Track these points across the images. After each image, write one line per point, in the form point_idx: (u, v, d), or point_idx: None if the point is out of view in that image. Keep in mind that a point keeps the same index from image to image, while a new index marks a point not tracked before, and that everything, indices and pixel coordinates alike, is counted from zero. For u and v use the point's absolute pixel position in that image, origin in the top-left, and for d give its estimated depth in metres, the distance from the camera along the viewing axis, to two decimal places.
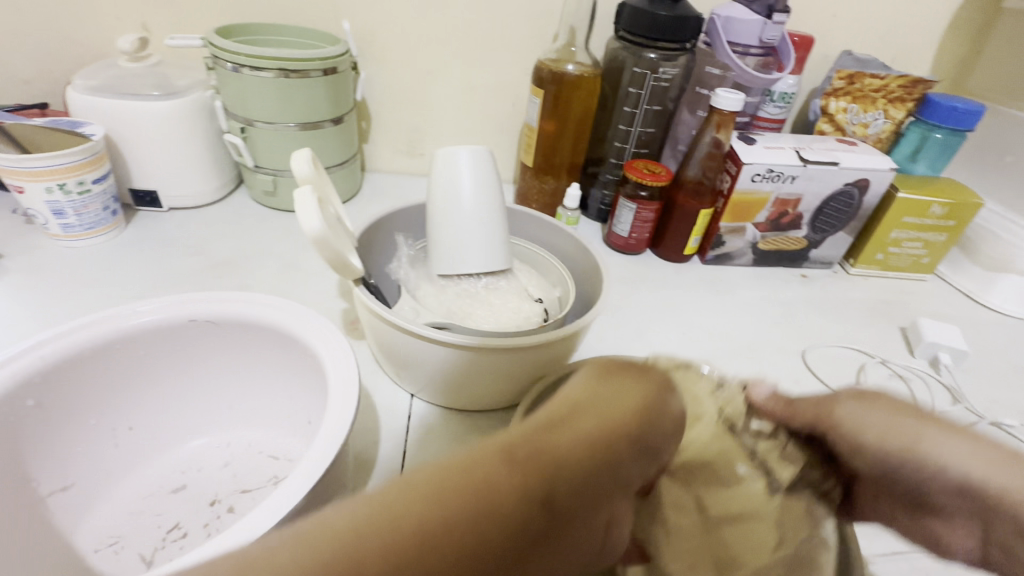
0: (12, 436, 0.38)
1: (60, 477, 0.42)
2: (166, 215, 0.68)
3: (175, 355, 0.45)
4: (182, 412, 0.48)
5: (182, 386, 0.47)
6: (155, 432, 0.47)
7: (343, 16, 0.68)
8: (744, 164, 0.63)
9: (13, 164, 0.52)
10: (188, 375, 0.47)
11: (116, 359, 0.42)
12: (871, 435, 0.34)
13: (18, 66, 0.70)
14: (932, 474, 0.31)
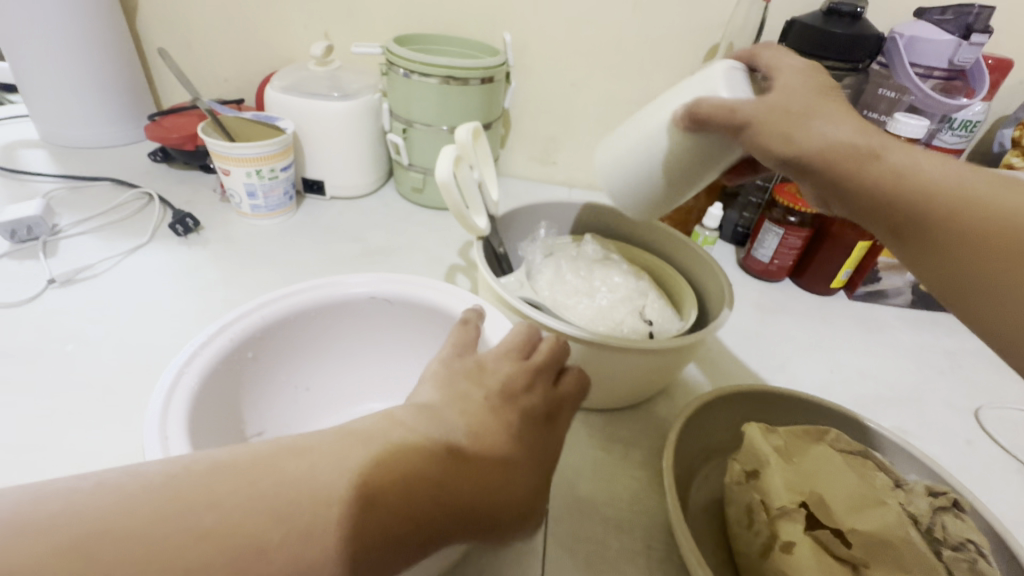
0: (234, 380, 0.42)
1: (259, 424, 0.45)
2: (328, 203, 0.76)
3: (350, 325, 0.49)
4: (342, 378, 0.51)
5: (349, 351, 0.51)
6: (323, 396, 0.50)
7: (501, 27, 0.72)
8: None
9: (226, 151, 0.60)
10: (350, 344, 0.50)
11: (314, 321, 0.47)
12: (877, 176, 0.29)
13: (225, 67, 0.82)
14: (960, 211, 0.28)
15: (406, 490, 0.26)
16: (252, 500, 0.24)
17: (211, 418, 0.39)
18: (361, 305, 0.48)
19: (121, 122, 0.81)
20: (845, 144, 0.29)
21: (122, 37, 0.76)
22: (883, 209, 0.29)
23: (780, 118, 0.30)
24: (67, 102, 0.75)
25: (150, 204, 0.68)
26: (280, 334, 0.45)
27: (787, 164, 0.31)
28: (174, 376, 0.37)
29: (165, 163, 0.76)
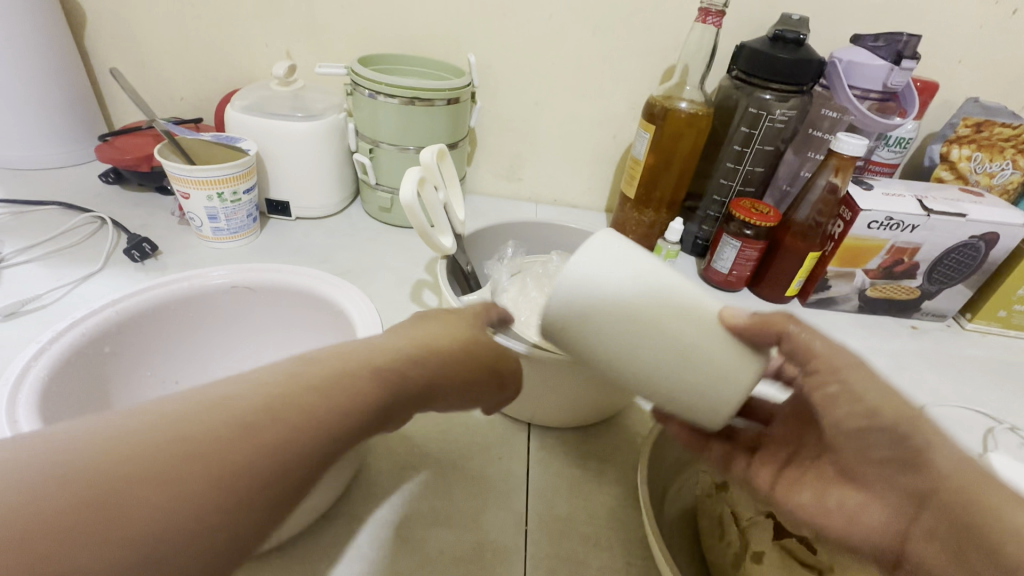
0: (93, 371, 0.42)
1: (128, 409, 0.45)
2: (293, 223, 0.75)
3: (234, 314, 0.50)
4: (237, 364, 0.51)
5: (241, 341, 0.51)
6: (212, 383, 0.50)
7: (465, 49, 0.73)
8: (863, 209, 0.61)
9: (186, 174, 0.59)
10: (243, 332, 0.51)
11: (169, 315, 0.46)
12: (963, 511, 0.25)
13: (179, 86, 0.80)
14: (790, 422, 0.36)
15: (374, 390, 0.27)
16: (249, 414, 0.23)
17: (74, 402, 0.39)
18: (206, 297, 0.47)
19: (68, 142, 0.77)
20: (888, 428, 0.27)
21: (70, 54, 0.73)
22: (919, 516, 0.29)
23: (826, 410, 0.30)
24: (7, 122, 0.72)
25: (102, 229, 0.65)
26: (145, 322, 0.45)
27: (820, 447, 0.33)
28: (31, 355, 0.37)
29: (117, 184, 0.73)
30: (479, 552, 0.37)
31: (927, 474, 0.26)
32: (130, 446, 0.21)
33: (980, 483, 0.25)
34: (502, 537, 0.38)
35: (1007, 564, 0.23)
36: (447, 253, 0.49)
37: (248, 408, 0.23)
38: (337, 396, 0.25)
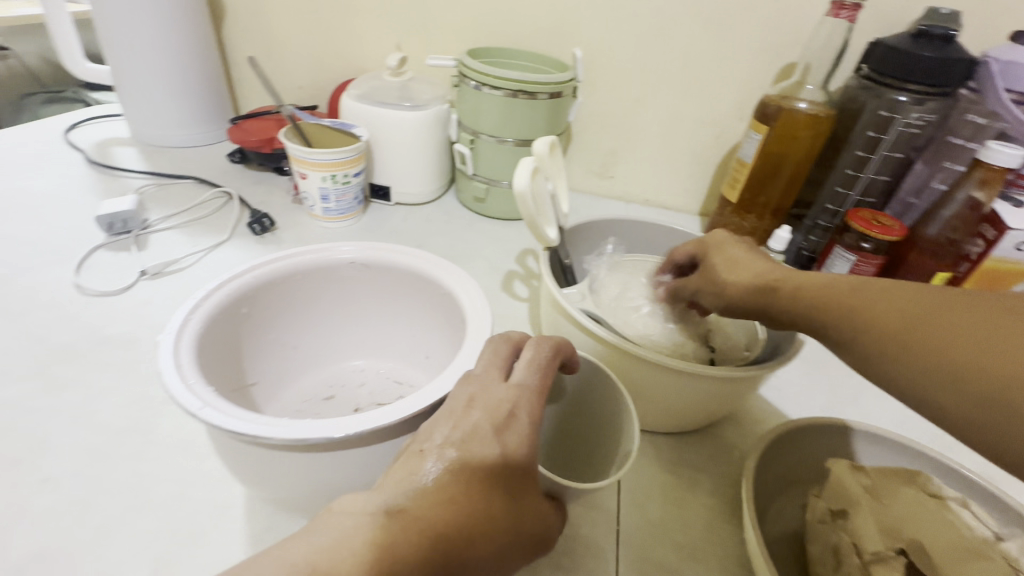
0: (232, 336, 0.40)
1: (255, 370, 0.44)
2: (392, 208, 0.78)
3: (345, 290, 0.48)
4: (337, 334, 0.50)
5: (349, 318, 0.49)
6: (323, 351, 0.49)
7: (570, 43, 0.73)
8: (1011, 229, 0.54)
9: (306, 156, 0.63)
10: (352, 309, 0.49)
11: (300, 289, 0.45)
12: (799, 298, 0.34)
13: (299, 75, 0.86)
14: (732, 290, 0.38)
15: (463, 504, 0.27)
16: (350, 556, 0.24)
17: (218, 367, 0.39)
18: (334, 275, 0.46)
19: (203, 124, 0.85)
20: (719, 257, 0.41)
21: (210, 44, 0.80)
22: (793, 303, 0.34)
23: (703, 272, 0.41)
24: (156, 104, 0.80)
25: (229, 203, 0.71)
26: (275, 293, 0.43)
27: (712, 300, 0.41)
28: (184, 318, 0.36)
29: (241, 164, 0.80)
30: (570, 545, 0.37)
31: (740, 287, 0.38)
32: None
33: (776, 273, 0.36)
34: (594, 534, 0.37)
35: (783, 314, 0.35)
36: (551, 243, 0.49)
37: None
38: (432, 507, 0.26)
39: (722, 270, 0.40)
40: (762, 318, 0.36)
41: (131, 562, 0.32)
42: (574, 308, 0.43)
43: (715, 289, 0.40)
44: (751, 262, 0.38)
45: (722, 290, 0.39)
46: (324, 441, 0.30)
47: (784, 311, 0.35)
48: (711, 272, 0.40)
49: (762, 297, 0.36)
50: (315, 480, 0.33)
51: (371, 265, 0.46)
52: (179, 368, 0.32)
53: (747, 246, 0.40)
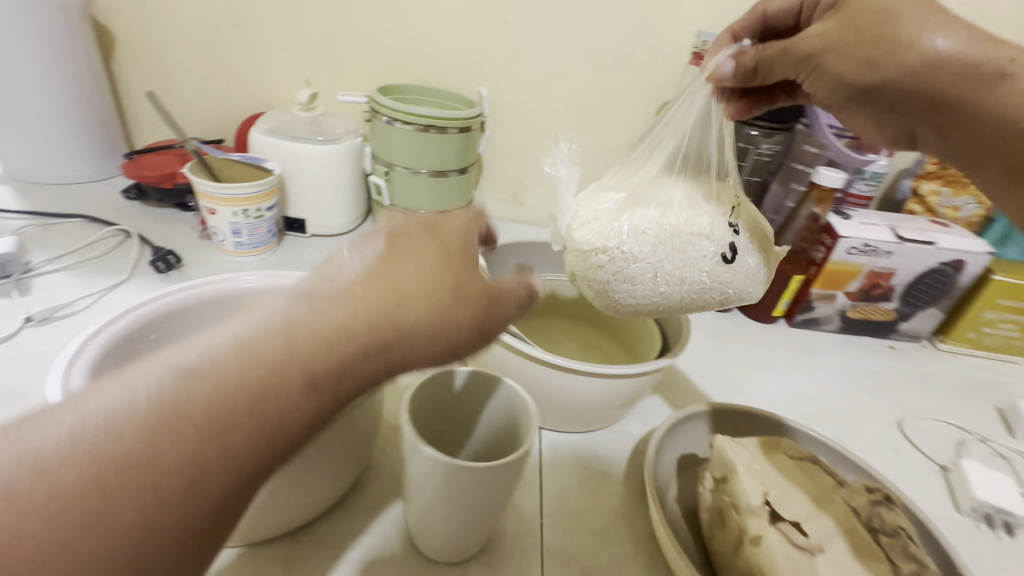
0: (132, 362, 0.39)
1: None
2: (308, 240, 0.78)
3: None
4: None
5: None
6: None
7: (475, 82, 0.79)
8: (841, 236, 0.67)
9: (214, 191, 0.62)
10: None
11: (211, 317, 0.44)
12: (990, 92, 0.34)
13: (202, 110, 0.84)
14: (894, 62, 0.36)
15: (380, 310, 0.25)
16: (241, 366, 0.22)
17: None
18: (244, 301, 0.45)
19: (92, 159, 0.80)
20: (875, 21, 0.36)
21: (101, 78, 0.77)
22: (961, 101, 0.35)
23: (855, 29, 0.37)
24: (36, 139, 0.75)
25: (126, 241, 0.68)
26: (189, 320, 0.42)
27: (842, 86, 0.39)
28: (82, 343, 0.35)
29: (138, 201, 0.76)
30: (499, 543, 0.39)
31: (924, 65, 0.35)
32: (108, 425, 0.20)
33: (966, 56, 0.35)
34: (520, 530, 0.40)
35: (961, 105, 0.35)
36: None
37: (124, 425, 0.20)
38: (343, 319, 0.24)
39: (872, 35, 0.36)
40: (922, 99, 0.36)
41: None
42: None
43: (853, 54, 0.37)
44: (927, 29, 0.35)
45: (874, 58, 0.37)
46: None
47: (975, 105, 0.35)
48: (857, 30, 0.37)
49: (925, 87, 0.36)
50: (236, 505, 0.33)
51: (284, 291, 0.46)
52: (66, 390, 0.31)
53: (923, 3, 0.36)
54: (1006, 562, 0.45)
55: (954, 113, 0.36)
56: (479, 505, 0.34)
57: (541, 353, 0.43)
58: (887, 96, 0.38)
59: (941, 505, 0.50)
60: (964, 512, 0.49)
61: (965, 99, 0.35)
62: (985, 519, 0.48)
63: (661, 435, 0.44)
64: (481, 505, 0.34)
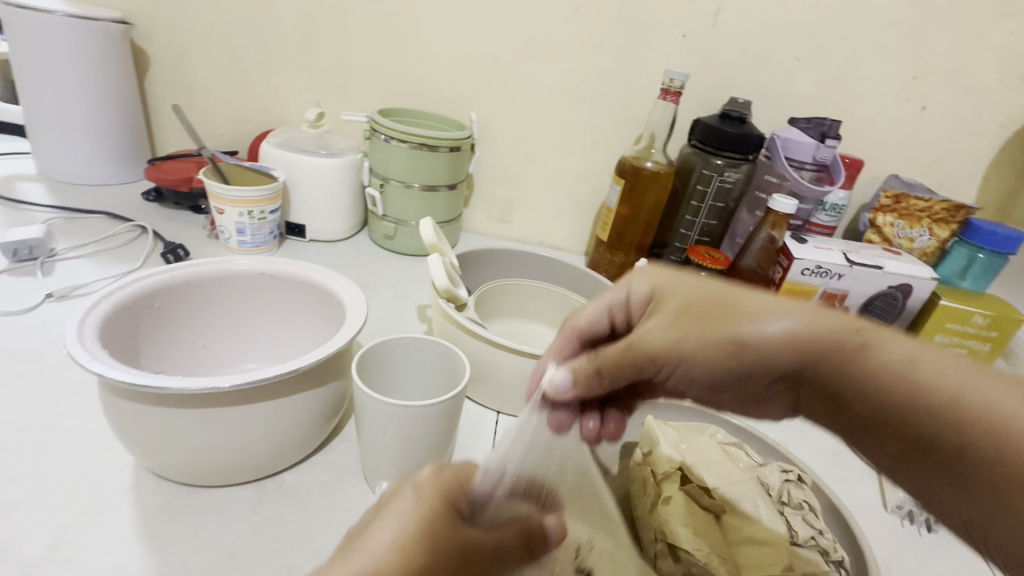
0: (136, 325, 0.43)
1: (157, 363, 0.46)
2: (306, 244, 0.85)
3: (254, 301, 0.51)
4: (235, 338, 0.52)
5: (246, 321, 0.52)
6: (222, 354, 0.52)
7: (468, 109, 0.87)
8: (796, 258, 0.72)
9: (225, 193, 0.70)
10: (249, 313, 0.52)
11: (206, 293, 0.48)
12: (875, 368, 0.29)
13: (221, 125, 0.93)
14: (765, 348, 0.31)
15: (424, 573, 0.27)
16: None
17: (121, 350, 0.42)
18: (237, 281, 0.49)
19: (118, 164, 0.88)
20: (709, 318, 0.33)
21: (134, 93, 0.86)
22: (844, 399, 0.31)
23: (686, 327, 0.34)
24: (70, 143, 0.83)
25: (142, 236, 0.75)
26: (189, 293, 0.47)
27: (697, 373, 0.34)
28: (97, 299, 0.40)
29: (156, 202, 0.84)
30: None
31: (784, 350, 0.31)
32: None
33: (822, 343, 0.30)
34: None
35: (847, 399, 0.30)
36: (465, 302, 0.56)
37: None
38: None
39: (714, 321, 0.33)
40: (803, 382, 0.32)
41: (36, 531, 0.35)
42: (459, 315, 0.52)
43: (711, 341, 0.33)
44: (761, 318, 0.32)
45: (741, 348, 0.32)
46: (213, 391, 0.34)
47: (856, 387, 0.30)
48: (693, 324, 0.34)
49: (787, 359, 0.31)
50: (214, 449, 0.37)
51: (273, 275, 0.50)
52: (79, 331, 0.36)
53: (743, 296, 0.33)
54: (924, 556, 0.48)
55: (847, 404, 0.31)
56: (434, 442, 0.40)
57: (498, 338, 0.49)
58: (778, 390, 0.33)
59: (871, 504, 0.53)
60: (891, 510, 0.52)
61: (847, 395, 0.30)
62: (909, 516, 0.51)
63: None
64: (436, 441, 0.40)
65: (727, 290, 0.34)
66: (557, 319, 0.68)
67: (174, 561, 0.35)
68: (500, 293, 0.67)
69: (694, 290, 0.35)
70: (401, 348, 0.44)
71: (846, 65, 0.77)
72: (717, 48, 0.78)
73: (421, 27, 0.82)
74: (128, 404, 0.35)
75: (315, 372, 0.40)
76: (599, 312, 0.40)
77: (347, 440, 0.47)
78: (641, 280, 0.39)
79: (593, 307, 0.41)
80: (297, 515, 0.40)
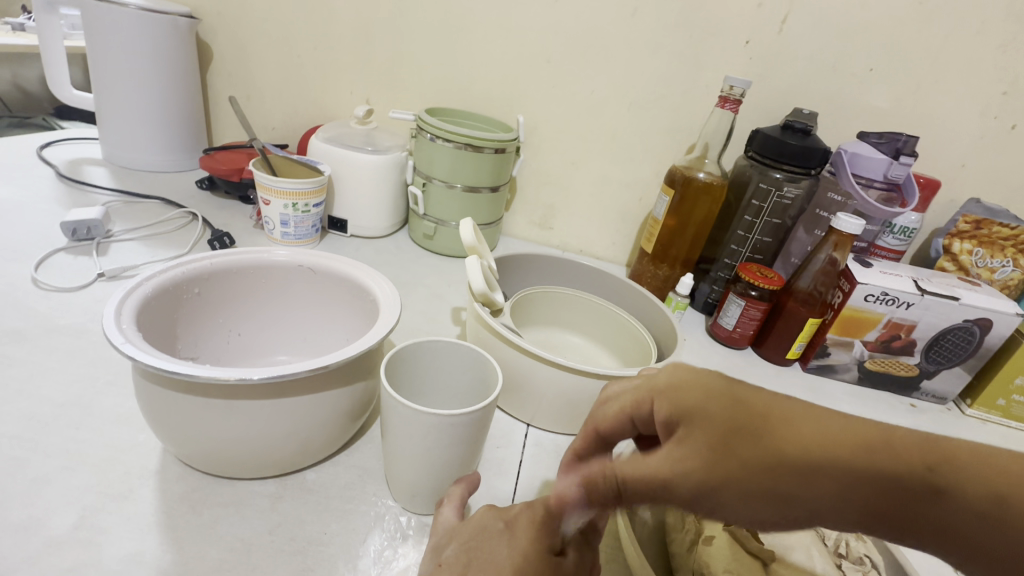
0: (175, 309, 0.44)
1: (193, 349, 0.46)
2: (347, 239, 0.86)
3: (290, 291, 0.51)
4: (270, 328, 0.52)
5: (281, 312, 0.52)
6: (256, 344, 0.52)
7: (516, 112, 0.86)
8: (860, 283, 0.66)
9: (272, 184, 0.71)
10: (283, 304, 0.51)
11: (243, 281, 0.48)
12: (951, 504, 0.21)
13: (274, 119, 0.96)
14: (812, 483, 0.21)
15: None
16: None
17: (157, 334, 0.42)
18: (273, 271, 0.49)
19: (177, 152, 0.92)
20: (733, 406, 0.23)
21: (196, 85, 0.89)
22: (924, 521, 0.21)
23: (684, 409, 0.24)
24: (135, 130, 0.87)
25: (192, 223, 0.77)
26: (227, 280, 0.47)
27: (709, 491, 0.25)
28: (137, 282, 0.40)
29: (208, 191, 0.87)
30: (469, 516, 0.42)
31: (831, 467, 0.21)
32: None
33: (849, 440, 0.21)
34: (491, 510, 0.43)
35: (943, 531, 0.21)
36: (500, 307, 0.54)
37: None
38: None
39: (771, 443, 0.22)
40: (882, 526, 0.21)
41: (62, 509, 0.35)
42: (495, 321, 0.50)
43: (749, 488, 0.22)
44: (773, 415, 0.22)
45: (794, 500, 0.21)
46: (242, 382, 0.33)
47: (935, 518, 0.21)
48: (730, 450, 0.22)
49: (845, 493, 0.21)
50: (236, 440, 0.36)
51: (310, 267, 0.50)
52: (118, 314, 0.36)
53: (729, 389, 0.24)
54: None
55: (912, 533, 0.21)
56: (457, 454, 0.38)
57: (533, 348, 0.47)
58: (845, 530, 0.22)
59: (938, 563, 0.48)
60: None
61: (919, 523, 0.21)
62: None
63: None
64: (459, 453, 0.38)
65: (698, 384, 0.25)
66: (595, 331, 0.66)
67: (190, 553, 0.34)
68: (538, 300, 0.65)
69: (721, 407, 0.23)
70: (428, 352, 0.42)
71: (927, 76, 0.71)
72: (783, 55, 0.74)
73: (474, 28, 0.81)
74: (157, 389, 0.35)
75: (343, 370, 0.39)
76: (617, 420, 0.28)
77: (371, 441, 0.46)
78: (661, 398, 0.25)
79: (612, 413, 0.28)
80: (315, 517, 0.38)
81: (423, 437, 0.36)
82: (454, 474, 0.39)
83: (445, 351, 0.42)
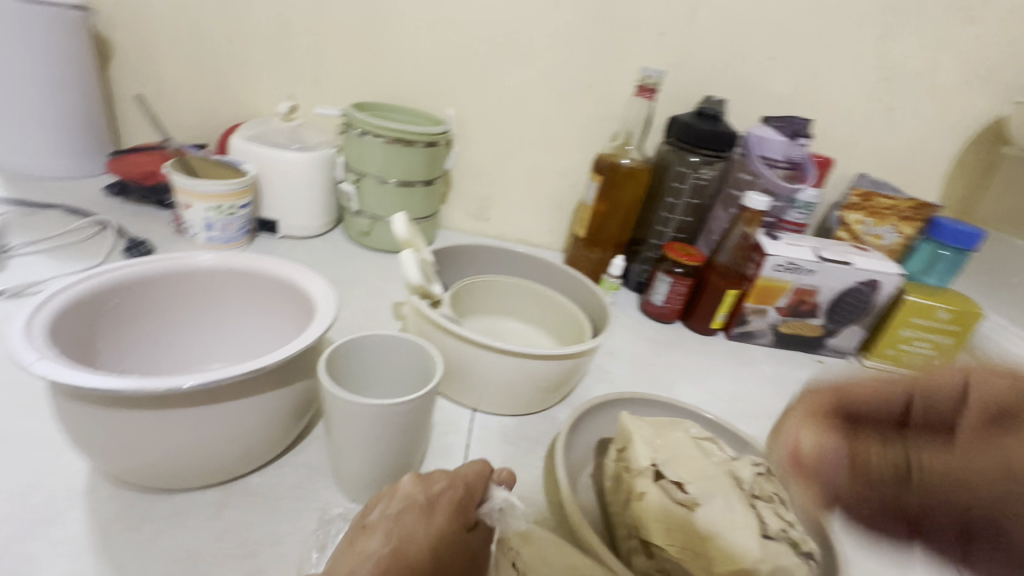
0: (92, 322, 0.42)
1: (116, 363, 0.44)
2: (278, 241, 0.83)
3: (220, 297, 0.49)
4: (201, 337, 0.50)
5: (213, 319, 0.50)
6: (186, 354, 0.50)
7: (445, 104, 0.86)
8: (769, 255, 0.72)
9: (192, 186, 0.68)
10: (214, 311, 0.50)
11: (169, 289, 0.47)
12: None
13: (189, 118, 0.91)
14: None
15: None
16: None
17: (74, 349, 0.40)
18: (200, 277, 0.47)
19: (81, 157, 0.85)
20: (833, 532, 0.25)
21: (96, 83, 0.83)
22: None
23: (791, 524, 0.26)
24: (28, 135, 0.80)
25: (104, 232, 0.72)
26: (152, 289, 0.45)
27: None
28: (49, 295, 0.38)
29: (120, 197, 0.81)
30: None
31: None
32: None
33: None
34: None
35: None
36: (439, 298, 0.55)
37: None
38: None
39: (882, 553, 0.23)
40: None
41: None
42: (434, 311, 0.51)
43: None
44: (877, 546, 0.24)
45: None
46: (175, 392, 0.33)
47: None
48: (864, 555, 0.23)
49: None
50: (171, 450, 0.36)
51: (240, 272, 0.49)
52: (27, 331, 0.34)
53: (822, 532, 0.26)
54: None
55: None
56: (403, 442, 0.39)
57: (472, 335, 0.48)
58: None
59: None
60: None
61: None
62: None
63: (581, 411, 0.48)
64: (405, 441, 0.39)
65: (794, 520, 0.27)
66: (534, 315, 0.68)
67: (132, 570, 0.33)
68: (477, 290, 0.66)
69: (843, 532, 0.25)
70: (370, 346, 0.42)
71: (819, 65, 0.79)
72: (693, 47, 0.79)
73: (398, 20, 0.81)
74: (79, 405, 0.33)
75: (282, 371, 0.39)
76: None
77: (317, 440, 0.46)
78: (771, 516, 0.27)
79: None
80: (264, 519, 0.38)
81: (372, 428, 0.37)
82: (403, 461, 0.40)
83: (386, 344, 0.43)
